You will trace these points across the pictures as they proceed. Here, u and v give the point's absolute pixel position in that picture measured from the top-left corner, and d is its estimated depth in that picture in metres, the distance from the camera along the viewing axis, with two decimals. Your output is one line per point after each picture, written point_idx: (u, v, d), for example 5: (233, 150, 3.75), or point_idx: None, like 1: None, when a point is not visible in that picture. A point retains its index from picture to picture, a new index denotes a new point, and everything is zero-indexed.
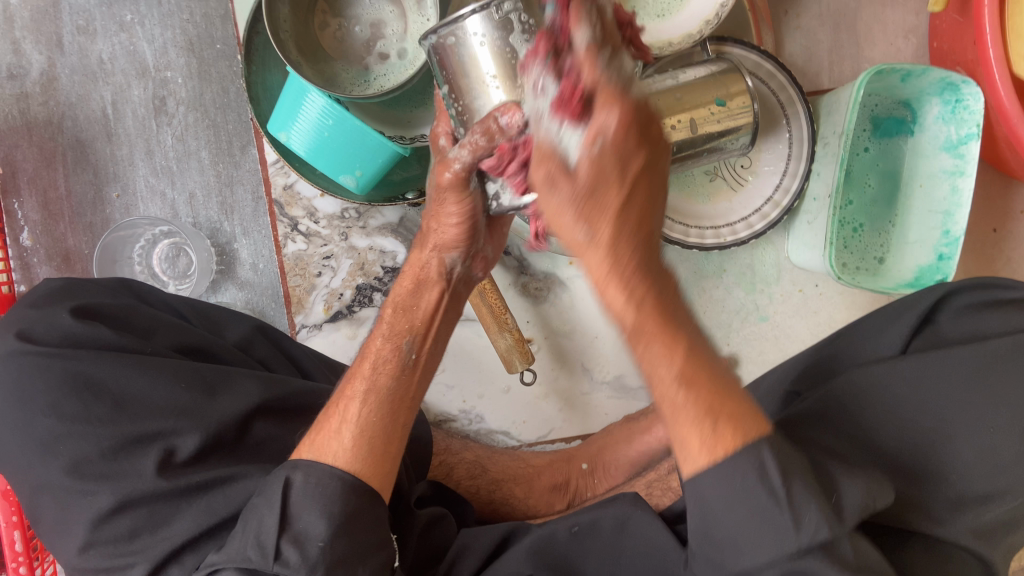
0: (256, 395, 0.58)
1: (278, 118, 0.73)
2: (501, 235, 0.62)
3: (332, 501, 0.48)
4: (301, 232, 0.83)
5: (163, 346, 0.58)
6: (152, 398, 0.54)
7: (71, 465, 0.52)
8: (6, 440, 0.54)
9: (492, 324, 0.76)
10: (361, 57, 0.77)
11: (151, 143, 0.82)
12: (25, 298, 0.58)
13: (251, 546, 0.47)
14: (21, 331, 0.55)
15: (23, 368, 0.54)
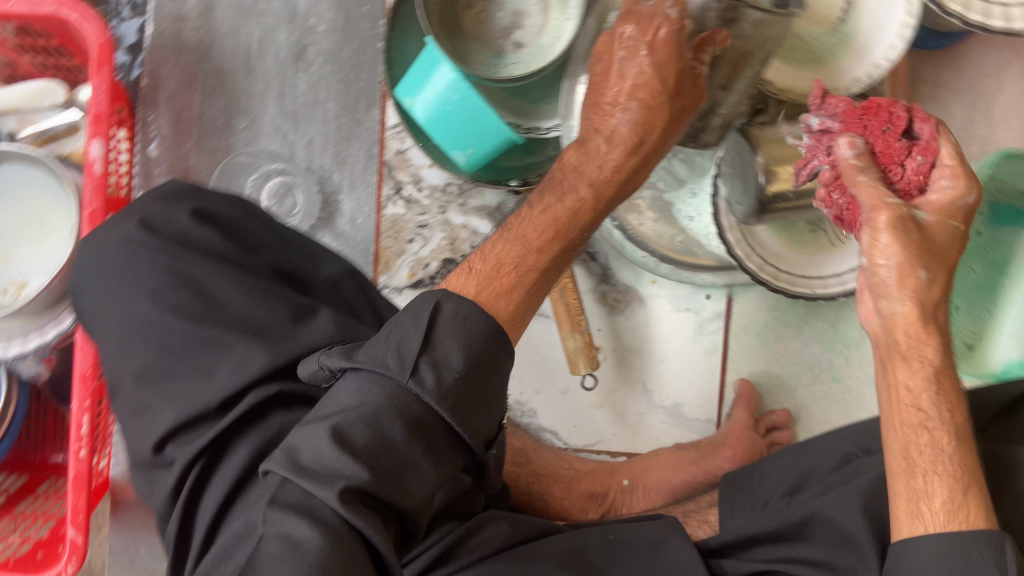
0: (336, 327, 0.57)
1: (410, 84, 0.76)
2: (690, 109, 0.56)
3: (471, 334, 0.48)
4: (403, 197, 0.86)
5: (264, 264, 0.60)
6: (242, 308, 0.56)
7: (160, 349, 0.54)
8: (106, 312, 0.57)
9: (565, 322, 0.78)
10: (495, 42, 0.79)
11: (284, 86, 0.86)
12: (153, 191, 0.61)
13: (390, 354, 0.46)
14: (143, 219, 0.58)
15: (137, 254, 0.57)
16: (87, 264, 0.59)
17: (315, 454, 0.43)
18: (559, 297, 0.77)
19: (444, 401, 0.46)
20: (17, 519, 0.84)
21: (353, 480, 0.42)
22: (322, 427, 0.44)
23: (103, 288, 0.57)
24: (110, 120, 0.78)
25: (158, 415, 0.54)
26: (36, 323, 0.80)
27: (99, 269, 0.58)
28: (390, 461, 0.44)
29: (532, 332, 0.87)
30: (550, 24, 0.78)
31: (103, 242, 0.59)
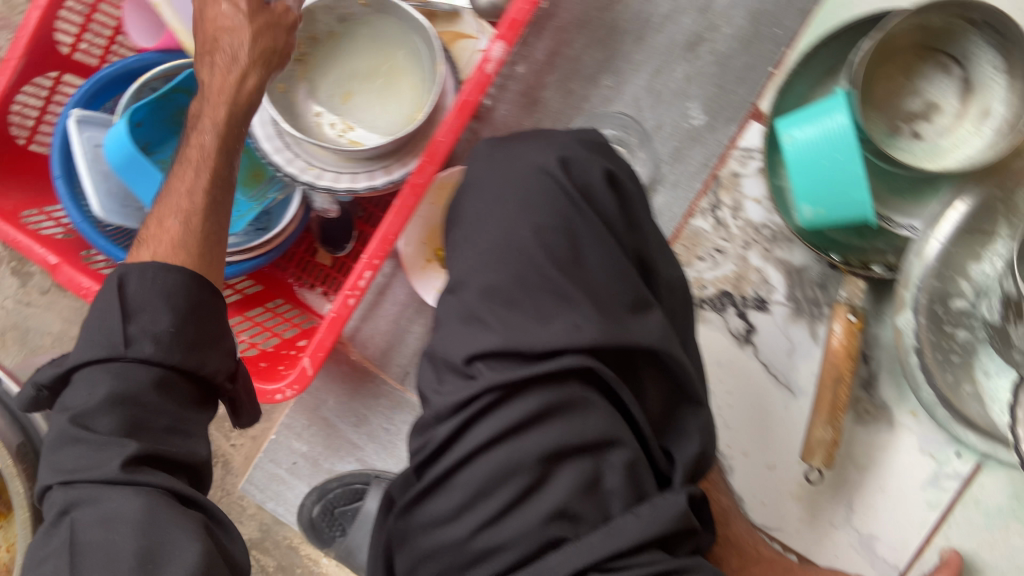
0: (662, 334, 0.57)
1: (799, 119, 0.76)
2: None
3: (552, 433, 0.53)
4: (716, 216, 0.85)
5: (634, 249, 0.60)
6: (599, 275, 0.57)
7: (516, 276, 0.56)
8: (486, 210, 0.59)
9: (824, 412, 0.76)
10: (894, 121, 0.77)
11: (664, 67, 0.85)
12: (577, 133, 0.63)
13: (498, 374, 0.54)
14: (563, 154, 0.60)
15: (541, 182, 0.59)
16: (494, 162, 0.62)
17: (80, 406, 0.53)
18: (829, 385, 0.76)
19: (474, 396, 0.54)
20: (252, 322, 0.91)
21: (141, 443, 0.52)
22: (154, 304, 0.57)
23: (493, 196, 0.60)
24: (520, 30, 0.77)
25: (483, 332, 0.55)
26: (348, 167, 0.86)
27: (496, 173, 0.61)
28: (495, 486, 0.53)
29: (771, 399, 0.85)
30: (957, 132, 0.76)
31: (517, 153, 0.62)
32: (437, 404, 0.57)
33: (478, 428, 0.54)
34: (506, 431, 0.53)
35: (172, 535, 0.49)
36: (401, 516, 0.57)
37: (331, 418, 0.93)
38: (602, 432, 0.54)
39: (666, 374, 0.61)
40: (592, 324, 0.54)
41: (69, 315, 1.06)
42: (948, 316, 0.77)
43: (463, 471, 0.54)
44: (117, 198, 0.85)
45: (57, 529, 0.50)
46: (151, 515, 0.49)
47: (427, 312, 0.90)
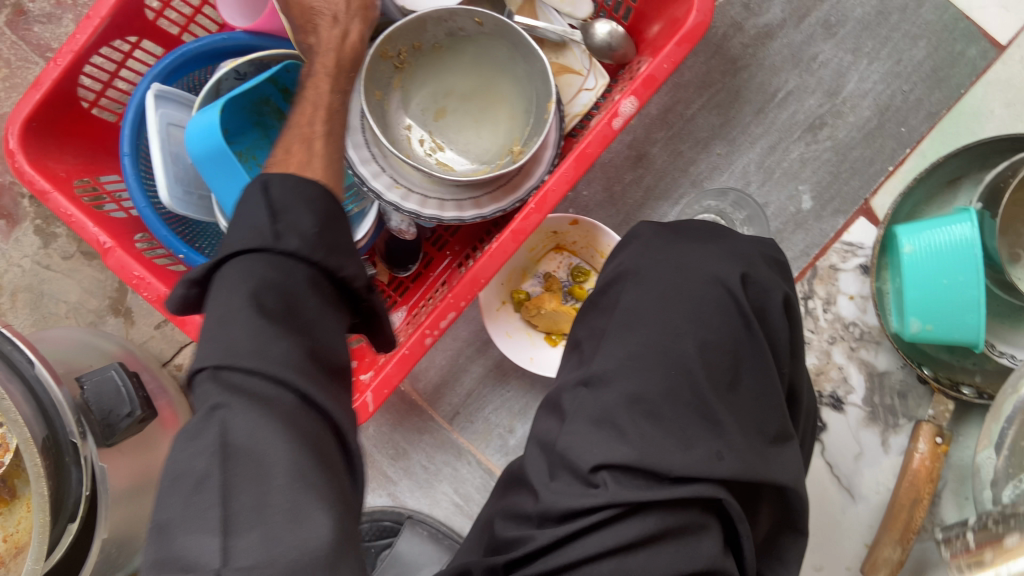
0: (795, 474, 0.57)
1: (919, 229, 0.74)
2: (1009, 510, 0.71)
3: (666, 556, 0.51)
4: (807, 305, 0.83)
5: (786, 378, 0.60)
6: (748, 406, 0.56)
7: (667, 392, 0.54)
8: (647, 309, 0.58)
9: (895, 531, 0.75)
10: (1016, 248, 0.75)
11: (779, 144, 0.82)
12: (752, 241, 0.62)
13: (610, 481, 0.52)
14: (744, 271, 0.58)
15: (705, 296, 0.57)
16: (662, 260, 0.60)
17: (224, 305, 0.40)
18: (904, 504, 0.75)
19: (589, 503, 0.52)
20: None
21: (300, 346, 0.41)
22: (301, 206, 0.44)
23: (654, 296, 0.58)
24: (653, 88, 0.73)
25: (623, 441, 0.53)
26: (435, 190, 0.81)
27: (659, 274, 0.59)
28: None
29: (830, 501, 0.83)
30: None
31: (683, 254, 0.60)
32: (544, 503, 0.54)
33: (588, 538, 0.52)
34: (622, 547, 0.50)
35: (317, 502, 0.36)
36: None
37: (366, 447, 0.87)
38: (709, 561, 0.52)
39: (782, 507, 0.60)
40: (737, 458, 0.53)
41: (90, 287, 0.99)
42: None
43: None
44: (183, 184, 0.77)
45: (203, 427, 0.37)
46: (303, 439, 0.37)
47: (490, 354, 0.86)
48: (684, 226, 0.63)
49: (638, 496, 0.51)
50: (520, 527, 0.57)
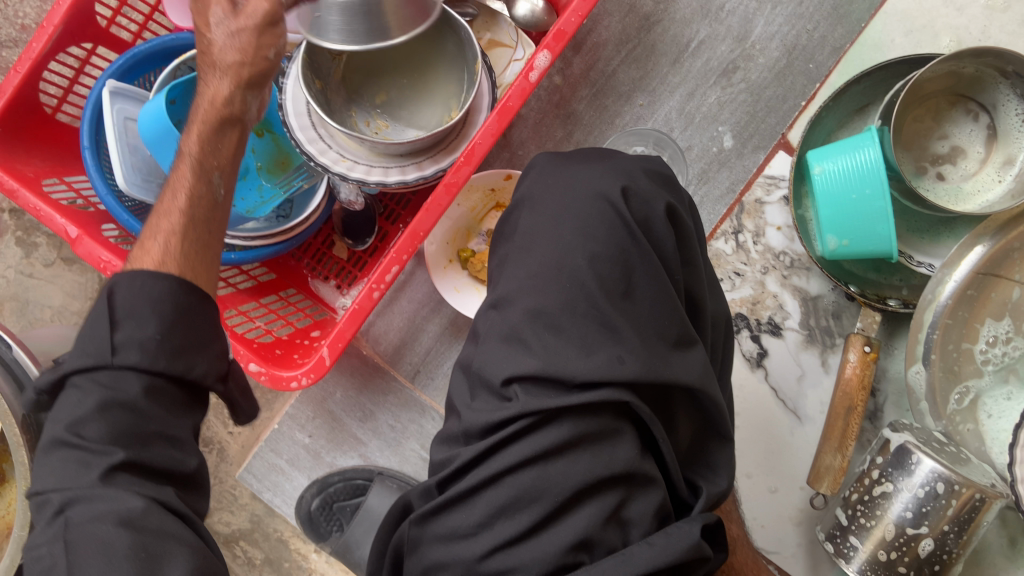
0: (703, 373, 0.61)
1: (827, 153, 0.78)
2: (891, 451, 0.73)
3: (576, 463, 0.56)
4: (737, 239, 0.88)
5: (684, 282, 0.64)
6: (647, 312, 0.60)
7: (566, 302, 0.59)
8: (546, 231, 0.62)
9: (834, 438, 0.78)
10: (920, 163, 0.81)
11: (696, 91, 0.88)
12: (641, 162, 0.67)
13: (520, 398, 0.57)
14: (627, 186, 0.63)
15: (599, 213, 0.61)
16: (557, 187, 0.65)
17: (72, 415, 0.49)
18: (841, 413, 0.78)
19: (501, 422, 0.58)
20: (266, 309, 0.90)
21: (128, 452, 0.48)
22: (142, 311, 0.52)
23: (551, 218, 0.63)
24: (566, 42, 0.79)
25: (530, 354, 0.58)
26: (379, 160, 0.86)
27: (554, 199, 0.64)
28: (514, 498, 0.56)
29: (777, 423, 0.87)
30: (977, 176, 0.80)
31: (576, 179, 0.65)
32: (469, 421, 0.60)
33: (508, 449, 0.57)
34: (536, 455, 0.56)
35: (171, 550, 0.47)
36: (415, 524, 0.59)
37: (336, 411, 0.92)
38: (626, 464, 0.58)
39: (699, 410, 0.64)
40: (636, 359, 0.57)
41: (72, 290, 1.05)
42: (958, 355, 0.79)
43: (487, 490, 0.57)
44: (141, 172, 0.82)
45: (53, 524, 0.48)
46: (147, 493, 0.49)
47: (444, 312, 0.90)
48: (578, 154, 0.68)
49: (548, 404, 0.56)
50: (450, 449, 0.63)
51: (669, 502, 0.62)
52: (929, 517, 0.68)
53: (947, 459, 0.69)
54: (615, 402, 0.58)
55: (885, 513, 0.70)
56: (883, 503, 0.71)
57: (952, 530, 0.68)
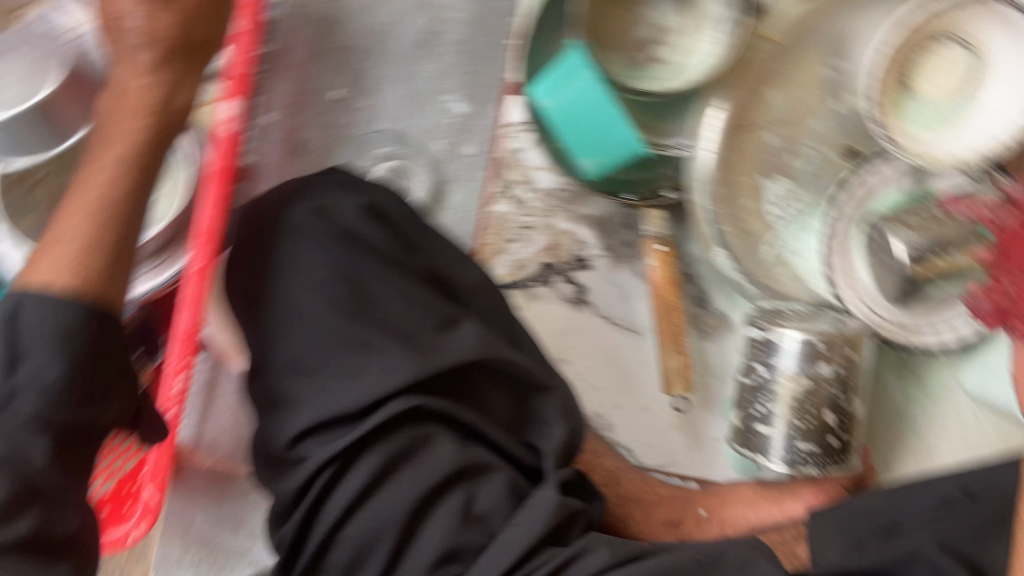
0: (478, 341, 0.61)
1: (547, 83, 0.77)
2: (756, 346, 0.79)
3: (399, 490, 0.53)
4: (512, 197, 0.87)
5: (418, 268, 0.65)
6: (396, 314, 0.61)
7: (312, 344, 0.58)
8: (266, 284, 0.61)
9: (668, 340, 0.79)
10: (632, 57, 0.81)
11: (409, 71, 0.86)
12: (327, 177, 0.67)
13: (312, 453, 0.54)
14: (317, 208, 0.64)
15: (313, 247, 0.62)
16: (261, 237, 0.63)
17: None
18: (663, 316, 0.79)
19: (307, 485, 0.54)
20: None
21: None
22: None
23: (267, 270, 0.62)
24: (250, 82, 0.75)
25: (302, 409, 0.56)
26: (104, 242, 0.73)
27: (261, 249, 0.63)
28: (354, 552, 0.52)
29: (622, 346, 0.87)
30: (687, 48, 0.81)
31: (274, 221, 0.64)
32: (280, 499, 0.56)
33: (326, 508, 0.53)
34: (354, 501, 0.53)
35: None
36: None
37: (205, 534, 0.86)
38: (452, 464, 0.55)
39: (499, 375, 0.63)
40: (406, 363, 0.57)
41: None
42: (744, 214, 0.80)
43: (327, 557, 0.53)
44: None
45: None
46: None
47: None
48: (272, 194, 0.67)
49: (340, 445, 0.53)
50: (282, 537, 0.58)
51: (519, 478, 0.59)
52: (816, 378, 0.75)
53: (805, 323, 0.76)
54: (406, 411, 0.56)
55: (781, 391, 0.76)
56: (777, 386, 0.76)
57: (840, 380, 0.75)
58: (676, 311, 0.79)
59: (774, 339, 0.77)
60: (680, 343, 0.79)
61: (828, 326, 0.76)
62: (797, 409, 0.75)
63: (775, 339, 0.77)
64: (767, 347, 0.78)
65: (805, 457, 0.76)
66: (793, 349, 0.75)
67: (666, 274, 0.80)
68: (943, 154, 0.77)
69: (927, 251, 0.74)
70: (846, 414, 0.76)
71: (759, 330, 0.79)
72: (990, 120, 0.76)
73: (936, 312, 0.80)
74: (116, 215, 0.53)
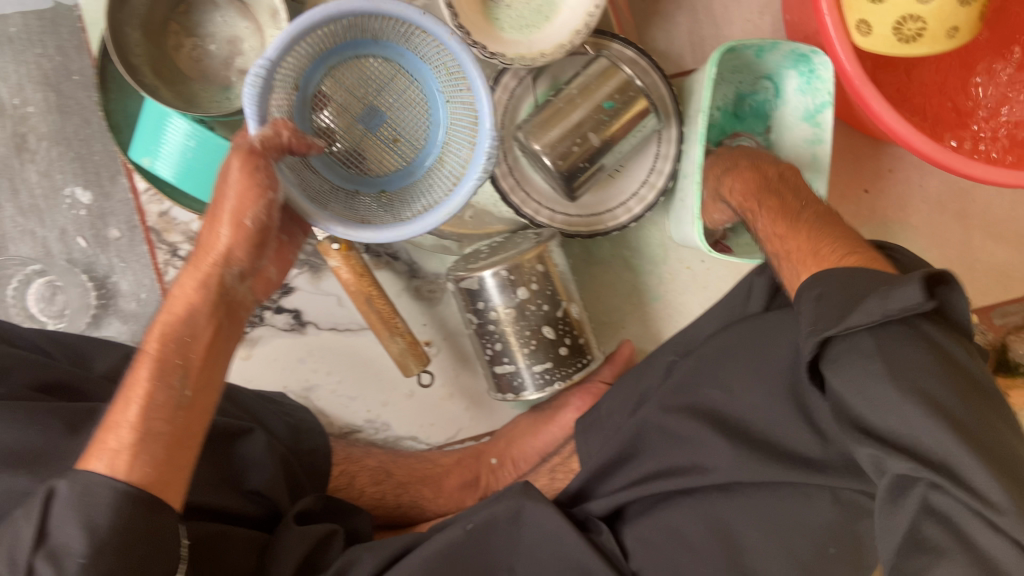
0: None
1: (142, 143, 0.72)
2: (462, 296, 0.77)
3: None
4: (181, 257, 0.81)
5: (20, 387, 0.53)
6: (8, 440, 0.50)
7: None
8: None
9: (382, 329, 0.77)
10: (220, 76, 0.76)
11: (15, 182, 0.80)
12: None
13: None
14: None
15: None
16: None
17: None
18: (368, 307, 0.76)
19: None
20: None
21: None
22: None
23: None
24: None
25: None
26: None
27: None
28: None
29: (358, 347, 0.86)
30: (267, 43, 0.76)
31: None
32: None
33: None
34: None
35: None
36: None
37: None
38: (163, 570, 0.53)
39: None
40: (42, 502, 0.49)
41: None
42: None
43: None
44: None
45: None
46: None
47: None
48: None
49: None
50: None
51: (256, 534, 0.60)
52: (523, 304, 0.75)
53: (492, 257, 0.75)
54: None
55: (501, 328, 0.76)
56: (496, 326, 0.76)
57: (548, 294, 0.75)
58: (377, 302, 0.76)
59: (472, 284, 0.75)
60: (393, 328, 0.77)
61: (518, 251, 0.75)
62: (522, 339, 0.76)
63: (472, 283, 0.74)
64: (469, 293, 0.75)
65: (547, 376, 0.77)
66: (493, 286, 0.74)
67: (349, 263, 0.74)
68: (550, 47, 0.78)
69: (569, 144, 0.75)
70: (571, 320, 0.77)
71: (454, 277, 0.75)
72: (571, 9, 0.79)
73: (607, 191, 0.84)
74: (160, 370, 0.50)
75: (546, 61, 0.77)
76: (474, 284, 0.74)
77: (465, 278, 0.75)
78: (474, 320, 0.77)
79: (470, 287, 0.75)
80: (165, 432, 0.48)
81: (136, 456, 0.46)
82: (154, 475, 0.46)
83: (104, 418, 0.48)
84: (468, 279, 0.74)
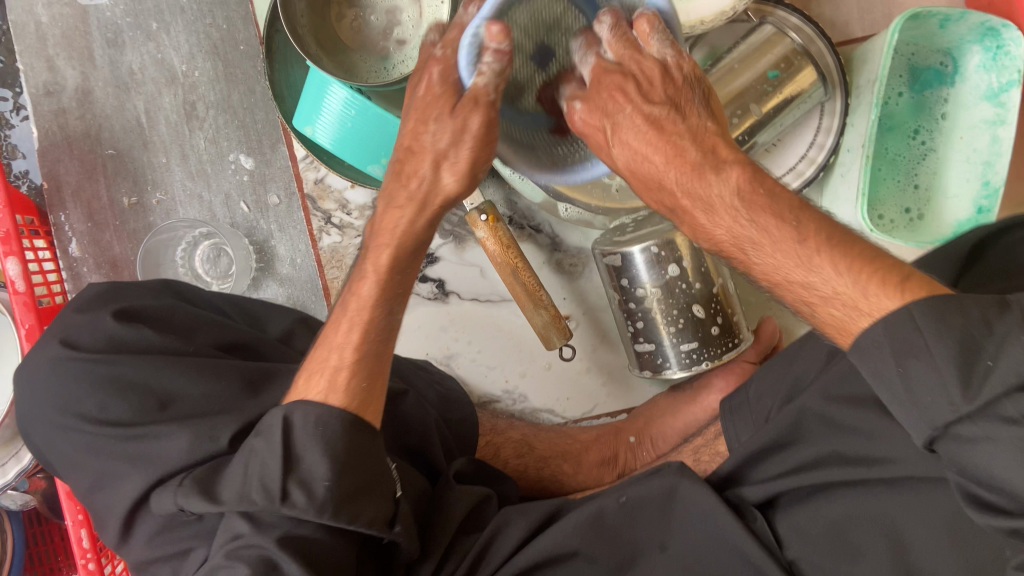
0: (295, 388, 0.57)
1: (304, 112, 0.73)
2: (609, 272, 0.75)
3: None
4: (335, 224, 0.84)
5: (206, 343, 0.58)
6: (191, 390, 0.53)
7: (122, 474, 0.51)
8: (55, 438, 0.54)
9: (527, 301, 0.76)
10: (378, 46, 0.78)
11: (185, 148, 0.84)
12: (72, 301, 0.59)
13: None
14: (65, 336, 0.56)
15: (69, 373, 0.54)
16: (34, 391, 0.56)
17: None
18: (514, 279, 0.76)
19: None
20: None
21: None
22: None
23: (51, 422, 0.54)
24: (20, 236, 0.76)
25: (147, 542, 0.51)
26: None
27: (30, 402, 0.55)
28: None
29: (500, 318, 0.86)
30: (424, 13, 0.77)
31: (32, 378, 0.56)
32: None
33: None
34: None
35: None
36: None
37: None
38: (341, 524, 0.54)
39: None
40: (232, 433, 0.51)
41: None
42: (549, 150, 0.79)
43: None
44: None
45: None
46: None
47: None
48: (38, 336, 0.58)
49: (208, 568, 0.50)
50: None
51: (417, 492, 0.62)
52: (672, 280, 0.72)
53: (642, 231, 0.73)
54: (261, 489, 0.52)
55: (649, 305, 0.74)
56: (644, 303, 0.74)
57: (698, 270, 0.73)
58: (525, 274, 0.75)
59: (619, 260, 0.73)
60: (538, 303, 0.76)
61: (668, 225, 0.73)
62: (668, 318, 0.74)
63: (618, 259, 0.73)
64: (613, 269, 0.75)
65: (694, 356, 0.74)
66: (643, 262, 0.72)
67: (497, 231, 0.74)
68: (710, 15, 0.74)
69: (727, 116, 0.73)
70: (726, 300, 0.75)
71: (600, 248, 0.74)
72: None
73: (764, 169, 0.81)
74: (381, 297, 0.54)
75: (705, 29, 0.74)
76: (622, 259, 0.73)
77: (610, 254, 0.74)
78: (618, 297, 0.76)
79: (613, 262, 0.74)
80: (372, 354, 0.53)
81: (354, 371, 0.52)
82: (364, 394, 0.52)
83: (316, 360, 0.54)
84: (612, 257, 0.74)
